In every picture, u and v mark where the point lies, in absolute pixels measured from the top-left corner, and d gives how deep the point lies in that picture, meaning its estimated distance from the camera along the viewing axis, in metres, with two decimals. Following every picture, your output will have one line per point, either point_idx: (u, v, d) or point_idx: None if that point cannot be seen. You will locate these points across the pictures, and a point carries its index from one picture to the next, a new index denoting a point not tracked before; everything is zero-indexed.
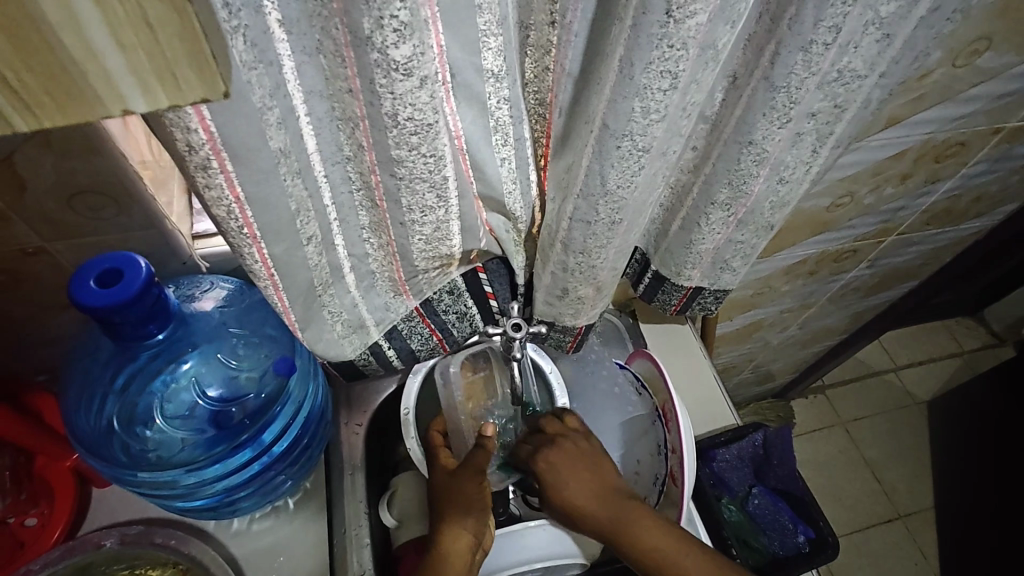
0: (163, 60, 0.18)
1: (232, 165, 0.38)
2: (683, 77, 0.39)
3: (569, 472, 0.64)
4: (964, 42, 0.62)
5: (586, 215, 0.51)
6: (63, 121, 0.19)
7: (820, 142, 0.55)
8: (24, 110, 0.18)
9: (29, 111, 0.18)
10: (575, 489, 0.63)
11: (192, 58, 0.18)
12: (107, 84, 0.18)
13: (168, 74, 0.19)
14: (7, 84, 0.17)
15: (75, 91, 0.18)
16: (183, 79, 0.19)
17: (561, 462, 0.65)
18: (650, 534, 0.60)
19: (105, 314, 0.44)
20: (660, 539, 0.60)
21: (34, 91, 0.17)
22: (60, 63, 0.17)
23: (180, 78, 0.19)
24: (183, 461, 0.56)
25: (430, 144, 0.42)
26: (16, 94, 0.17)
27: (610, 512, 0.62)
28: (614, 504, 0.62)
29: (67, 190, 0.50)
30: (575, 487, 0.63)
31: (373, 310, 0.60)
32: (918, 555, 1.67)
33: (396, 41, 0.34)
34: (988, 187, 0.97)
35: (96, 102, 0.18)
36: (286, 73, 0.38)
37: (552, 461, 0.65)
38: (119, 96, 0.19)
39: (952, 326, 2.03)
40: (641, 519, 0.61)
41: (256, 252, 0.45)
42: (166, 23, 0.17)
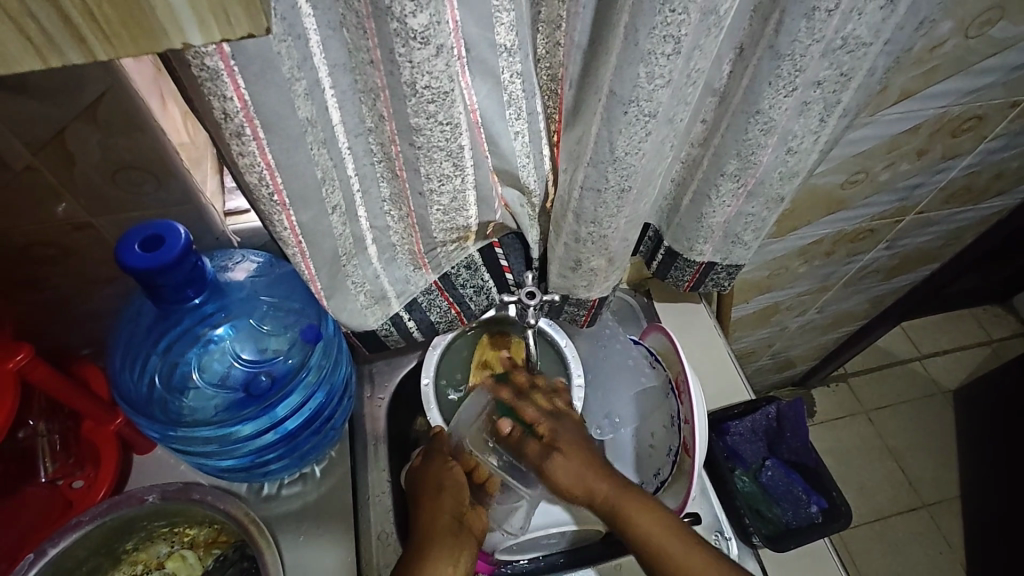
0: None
1: (263, 132, 0.41)
2: (685, 42, 0.41)
3: (570, 460, 0.68)
4: (976, 11, 0.62)
5: (596, 183, 0.53)
6: (133, 50, 0.21)
7: (827, 111, 0.56)
8: (104, 42, 0.20)
9: (108, 42, 0.20)
10: (576, 476, 0.67)
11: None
12: (168, 15, 0.20)
13: (221, 11, 0.21)
14: (92, 17, 0.19)
15: (143, 25, 0.20)
16: (233, 13, 0.21)
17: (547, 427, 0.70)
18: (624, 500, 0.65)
19: (148, 277, 0.48)
20: (658, 528, 0.63)
21: (112, 23, 0.20)
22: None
23: (231, 13, 0.21)
24: (215, 421, 0.59)
25: (447, 111, 0.44)
26: (100, 27, 0.20)
27: (604, 497, 0.66)
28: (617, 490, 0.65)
29: (112, 165, 0.54)
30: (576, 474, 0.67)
31: (394, 282, 0.63)
32: (944, 544, 1.65)
33: (413, 10, 0.37)
34: (1008, 164, 0.96)
35: (161, 34, 0.21)
36: (312, 47, 0.41)
37: (557, 457, 0.68)
38: (178, 29, 0.21)
39: (980, 314, 1.98)
40: (650, 517, 0.64)
41: (285, 219, 0.48)
42: None
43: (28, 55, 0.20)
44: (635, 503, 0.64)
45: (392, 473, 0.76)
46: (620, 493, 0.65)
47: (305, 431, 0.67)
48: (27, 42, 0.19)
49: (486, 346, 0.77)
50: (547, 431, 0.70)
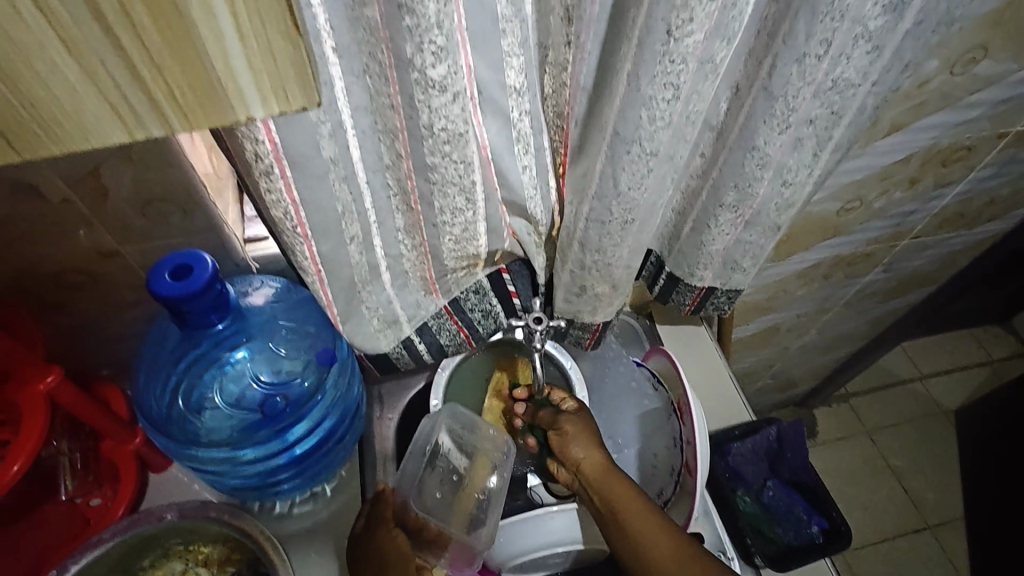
0: (278, 80, 0.23)
1: (291, 171, 0.45)
2: (684, 89, 0.44)
3: (583, 431, 0.69)
4: (961, 51, 0.65)
5: (601, 215, 0.55)
6: (204, 122, 0.24)
7: (820, 146, 0.59)
8: (181, 117, 0.23)
9: (185, 118, 0.24)
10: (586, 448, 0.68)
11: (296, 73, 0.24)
12: (235, 93, 0.23)
13: (281, 90, 0.24)
14: (173, 98, 0.23)
15: (216, 104, 0.23)
16: (291, 92, 0.24)
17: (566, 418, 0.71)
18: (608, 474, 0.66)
19: (177, 304, 0.50)
20: (639, 512, 0.63)
21: (189, 101, 0.23)
22: (210, 82, 0.23)
23: (287, 88, 0.24)
24: (230, 441, 0.62)
25: (461, 151, 0.47)
26: (179, 106, 0.23)
27: (597, 470, 0.67)
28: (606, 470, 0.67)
29: (142, 197, 0.57)
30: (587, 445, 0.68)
31: (406, 307, 0.66)
32: (949, 566, 1.64)
33: (433, 62, 0.40)
34: (1000, 191, 0.99)
35: (228, 109, 0.24)
36: (338, 93, 0.44)
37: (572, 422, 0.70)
38: (242, 102, 0.24)
39: (980, 335, 2.00)
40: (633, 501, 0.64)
41: (307, 249, 0.51)
42: (285, 52, 0.23)
43: (116, 130, 0.23)
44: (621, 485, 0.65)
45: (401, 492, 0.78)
46: (611, 472, 0.66)
47: (317, 451, 0.69)
48: (118, 119, 0.23)
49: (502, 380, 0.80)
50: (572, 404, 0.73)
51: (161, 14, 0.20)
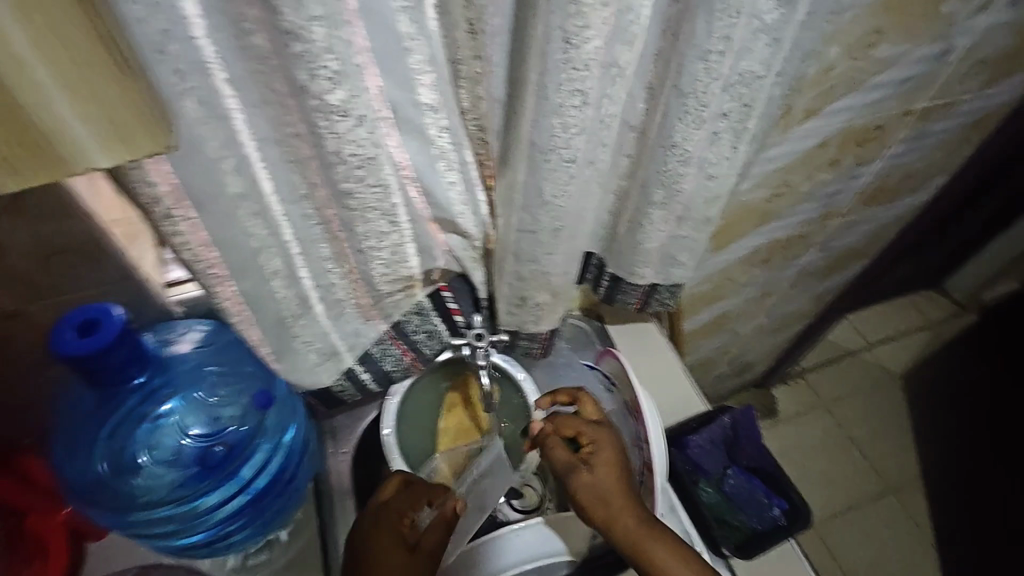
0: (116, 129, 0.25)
1: (194, 212, 0.43)
2: (592, 94, 0.44)
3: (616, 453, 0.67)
4: (859, 36, 0.68)
5: (530, 225, 0.55)
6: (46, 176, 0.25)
7: (737, 138, 0.60)
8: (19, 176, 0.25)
9: (23, 176, 0.25)
10: (615, 475, 0.64)
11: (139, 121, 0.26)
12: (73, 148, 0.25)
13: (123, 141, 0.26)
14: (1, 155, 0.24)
15: (53, 158, 0.25)
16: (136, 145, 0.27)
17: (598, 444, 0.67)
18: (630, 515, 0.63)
19: (85, 362, 0.47)
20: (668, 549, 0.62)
21: (21, 158, 0.24)
22: (38, 137, 0.24)
23: (136, 139, 0.27)
24: (173, 499, 0.58)
25: (375, 174, 0.46)
26: (8, 164, 0.24)
27: (620, 502, 0.64)
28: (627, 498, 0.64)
29: (44, 251, 0.53)
30: (612, 471, 0.65)
31: (344, 337, 0.63)
32: (912, 525, 1.71)
33: (330, 87, 0.38)
34: (915, 164, 1.04)
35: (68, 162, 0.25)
36: (238, 125, 0.41)
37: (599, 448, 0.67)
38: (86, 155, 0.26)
39: (918, 300, 2.10)
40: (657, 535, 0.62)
41: (225, 290, 0.50)
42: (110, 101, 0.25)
43: None
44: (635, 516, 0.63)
45: None
46: (633, 504, 0.64)
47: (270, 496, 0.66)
48: None
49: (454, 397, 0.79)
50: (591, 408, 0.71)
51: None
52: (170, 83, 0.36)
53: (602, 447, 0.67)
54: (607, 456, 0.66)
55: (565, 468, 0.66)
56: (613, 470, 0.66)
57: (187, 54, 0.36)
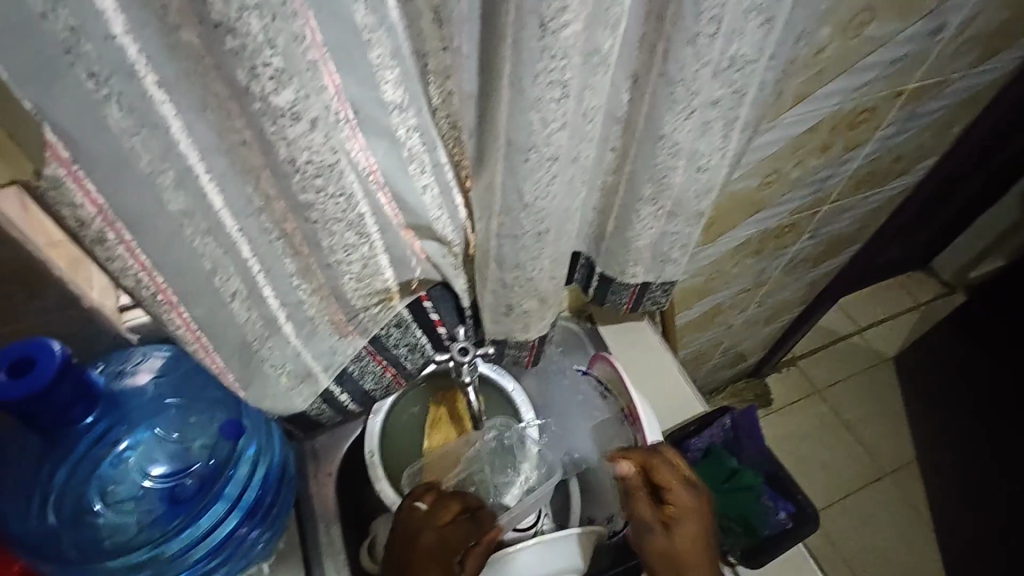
0: None
1: (130, 234, 0.38)
2: (573, 85, 0.40)
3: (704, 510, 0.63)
4: (851, 14, 0.65)
5: (512, 230, 0.51)
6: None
7: (728, 127, 0.56)
8: None
9: None
10: (698, 534, 0.61)
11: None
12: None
13: None
14: None
15: None
16: None
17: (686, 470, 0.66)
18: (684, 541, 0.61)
19: (23, 407, 0.42)
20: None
21: None
22: None
23: None
24: (145, 541, 0.54)
25: (337, 183, 0.42)
26: None
27: (691, 555, 0.61)
28: (705, 555, 0.61)
29: None
30: (699, 532, 0.61)
31: (319, 356, 0.58)
32: (909, 508, 1.71)
33: (275, 88, 0.34)
34: (905, 146, 1.02)
35: None
36: (176, 134, 0.37)
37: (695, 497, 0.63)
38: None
39: (906, 281, 2.09)
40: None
41: (176, 317, 0.45)
42: None
43: None
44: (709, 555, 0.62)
45: (350, 554, 0.71)
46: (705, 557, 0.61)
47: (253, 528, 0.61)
48: None
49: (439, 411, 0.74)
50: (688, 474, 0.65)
51: None
52: (86, 90, 0.31)
53: (680, 492, 0.63)
54: (690, 513, 0.62)
55: (642, 516, 0.63)
56: (698, 518, 0.62)
57: (104, 55, 0.31)
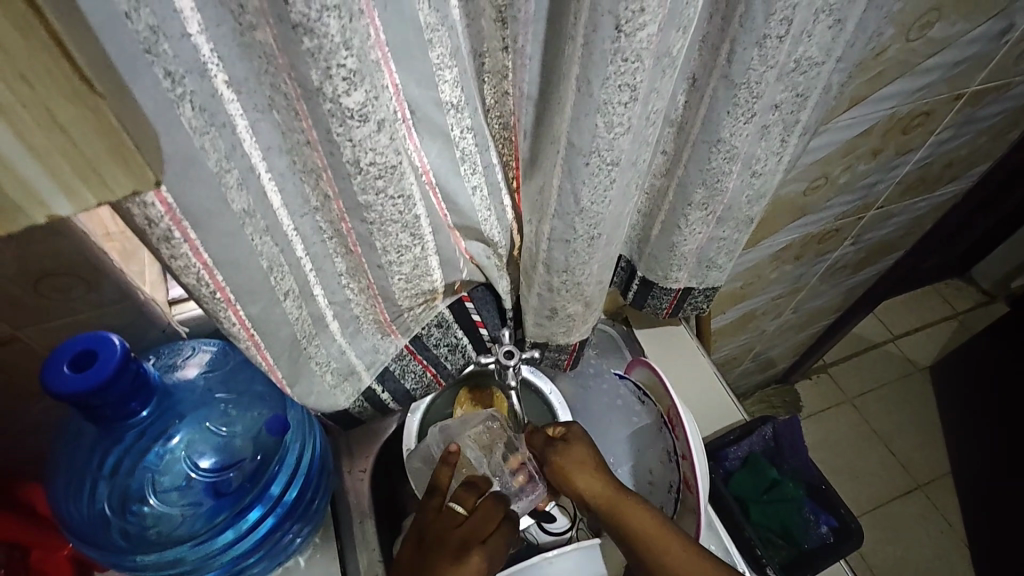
0: (82, 159, 0.18)
1: (195, 233, 0.37)
2: (642, 88, 0.39)
3: (583, 464, 0.62)
4: (915, 15, 0.62)
5: (564, 234, 0.50)
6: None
7: (787, 131, 0.55)
8: None
9: None
10: (598, 482, 0.61)
11: (113, 152, 0.19)
12: (23, 192, 0.18)
13: (93, 172, 0.19)
14: None
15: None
16: (110, 175, 0.19)
17: (576, 453, 0.63)
18: (631, 517, 0.59)
19: (83, 400, 0.43)
20: (647, 522, 0.58)
21: None
22: None
23: (110, 175, 0.20)
24: (187, 535, 0.54)
25: (397, 185, 0.41)
26: None
27: (609, 498, 0.60)
28: (619, 497, 0.60)
29: (33, 275, 0.49)
30: (592, 480, 0.61)
31: (362, 354, 0.58)
32: (943, 523, 1.66)
33: (347, 89, 0.33)
34: (958, 152, 0.98)
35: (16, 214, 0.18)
36: (241, 133, 0.37)
37: (557, 458, 0.63)
38: (41, 202, 0.18)
39: (943, 289, 2.04)
40: (642, 513, 0.59)
41: (232, 314, 0.44)
42: (78, 121, 0.18)
43: None
44: (622, 493, 0.60)
45: (384, 551, 0.71)
46: (622, 497, 0.60)
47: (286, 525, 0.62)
48: None
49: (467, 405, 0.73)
50: (554, 434, 0.66)
51: None
52: (162, 89, 0.31)
53: (568, 448, 0.63)
54: (569, 469, 0.62)
55: (556, 469, 0.63)
56: (592, 469, 0.62)
57: (179, 54, 0.31)
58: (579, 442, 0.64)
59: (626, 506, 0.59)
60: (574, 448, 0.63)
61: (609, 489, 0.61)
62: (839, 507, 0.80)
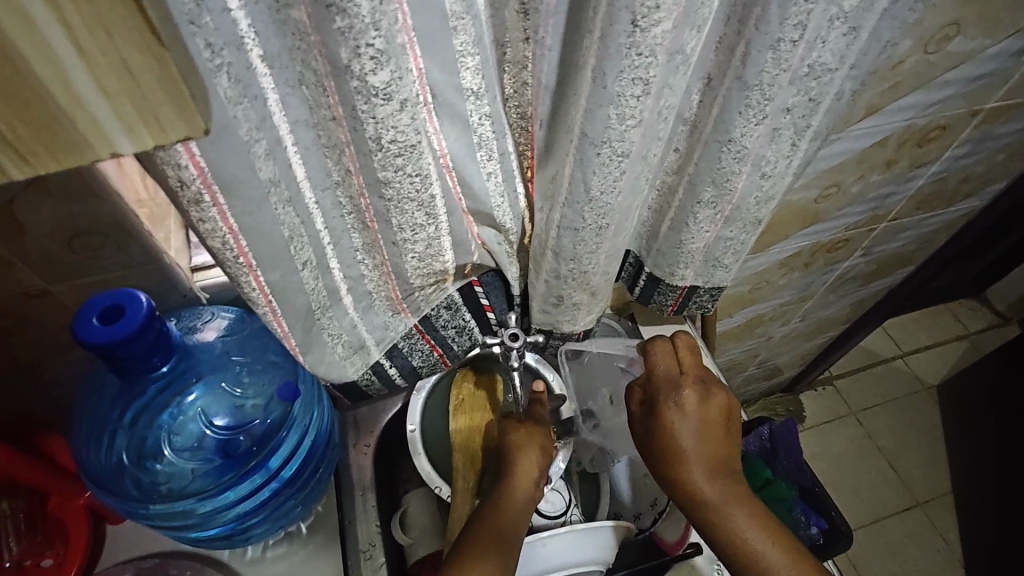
0: (146, 104, 0.20)
1: (224, 198, 0.40)
2: (654, 83, 0.40)
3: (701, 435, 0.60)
4: (934, 29, 0.63)
5: (573, 222, 0.52)
6: (57, 167, 0.20)
7: (798, 135, 0.56)
8: (23, 163, 0.19)
9: (24, 160, 0.19)
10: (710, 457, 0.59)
11: (171, 98, 0.20)
12: (95, 130, 0.19)
13: (152, 117, 0.20)
14: (11, 145, 0.19)
15: (69, 141, 0.19)
16: (166, 120, 0.20)
17: (691, 419, 0.60)
18: (740, 510, 0.57)
19: (109, 351, 0.45)
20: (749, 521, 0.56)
21: (32, 143, 0.19)
22: (52, 115, 0.18)
23: (164, 120, 0.20)
24: (194, 491, 0.57)
25: (415, 163, 0.43)
26: (19, 154, 0.19)
27: (716, 483, 0.58)
28: (728, 484, 0.58)
29: (68, 232, 0.51)
30: (707, 455, 0.59)
31: (372, 330, 0.61)
32: (941, 543, 1.65)
33: (373, 68, 0.35)
34: (974, 168, 0.98)
35: (86, 148, 0.20)
36: (270, 106, 0.39)
37: (677, 413, 0.60)
38: (108, 140, 0.20)
39: (956, 309, 2.02)
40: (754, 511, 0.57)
41: (252, 280, 0.46)
42: (146, 71, 0.19)
43: None
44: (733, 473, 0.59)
45: (382, 523, 0.73)
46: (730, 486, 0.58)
47: (289, 491, 0.64)
48: None
49: (464, 382, 0.75)
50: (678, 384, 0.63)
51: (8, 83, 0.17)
52: (203, 59, 0.33)
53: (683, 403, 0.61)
54: (682, 427, 0.60)
55: (654, 431, 0.61)
56: (707, 446, 0.60)
57: (220, 27, 0.33)
58: (700, 405, 0.61)
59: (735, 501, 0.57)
60: (691, 415, 0.60)
61: (718, 472, 0.59)
62: (831, 511, 0.82)
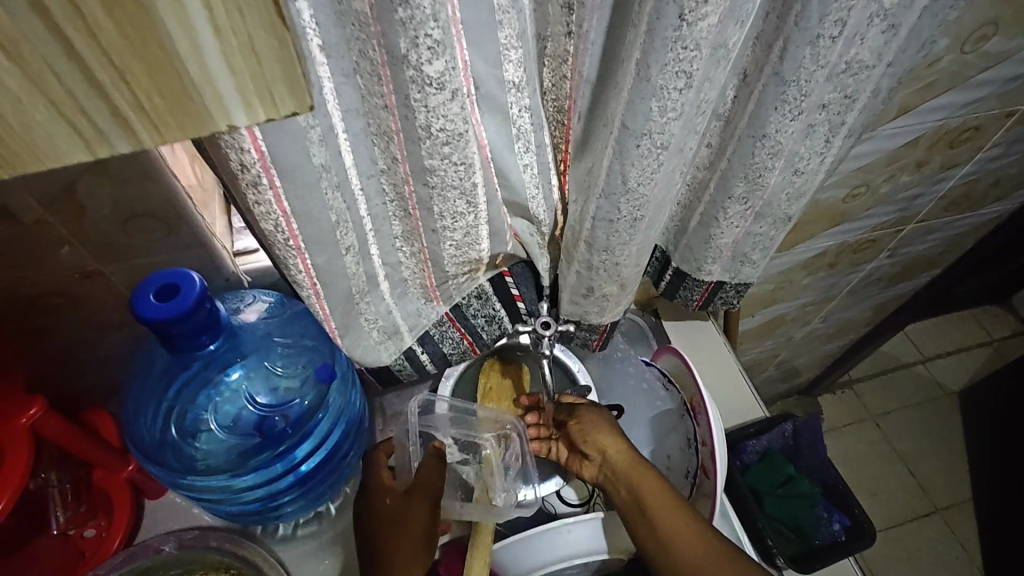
0: (264, 82, 0.21)
1: (280, 181, 0.41)
2: (697, 76, 0.41)
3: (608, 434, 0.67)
4: (971, 28, 0.63)
5: (609, 213, 0.53)
6: (180, 137, 0.21)
7: (832, 132, 0.56)
8: (154, 134, 0.21)
9: (155, 128, 0.21)
10: (616, 446, 0.67)
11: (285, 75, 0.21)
12: (217, 103, 0.21)
13: (267, 93, 0.21)
14: (144, 113, 0.20)
15: (193, 113, 0.21)
16: (279, 95, 0.21)
17: (597, 422, 0.68)
18: (652, 488, 0.64)
19: (163, 327, 0.48)
20: (658, 495, 0.63)
21: (160, 113, 0.20)
22: (182, 86, 0.20)
23: (276, 95, 0.21)
24: (228, 467, 0.59)
25: (461, 152, 0.45)
26: (150, 121, 0.20)
27: (623, 463, 0.66)
28: (635, 464, 0.65)
29: (123, 214, 0.54)
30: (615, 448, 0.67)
31: (406, 317, 0.63)
32: (960, 550, 1.64)
33: (429, 58, 0.37)
34: (1006, 170, 0.97)
35: (206, 118, 0.21)
36: (326, 94, 0.41)
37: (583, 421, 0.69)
38: (225, 113, 0.21)
39: (980, 315, 1.99)
40: (675, 507, 0.62)
41: (300, 263, 0.48)
42: (269, 49, 0.20)
43: (77, 147, 0.20)
44: (649, 477, 0.64)
45: None
46: (636, 465, 0.65)
47: (321, 471, 0.67)
48: (76, 135, 0.20)
49: (492, 371, 0.76)
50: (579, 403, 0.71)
51: (144, 51, 0.19)
52: None
53: (588, 422, 0.69)
54: (588, 430, 0.68)
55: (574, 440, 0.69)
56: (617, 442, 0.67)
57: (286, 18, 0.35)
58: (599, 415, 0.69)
59: (645, 479, 0.64)
60: (600, 424, 0.68)
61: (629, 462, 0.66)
62: (853, 510, 0.82)
